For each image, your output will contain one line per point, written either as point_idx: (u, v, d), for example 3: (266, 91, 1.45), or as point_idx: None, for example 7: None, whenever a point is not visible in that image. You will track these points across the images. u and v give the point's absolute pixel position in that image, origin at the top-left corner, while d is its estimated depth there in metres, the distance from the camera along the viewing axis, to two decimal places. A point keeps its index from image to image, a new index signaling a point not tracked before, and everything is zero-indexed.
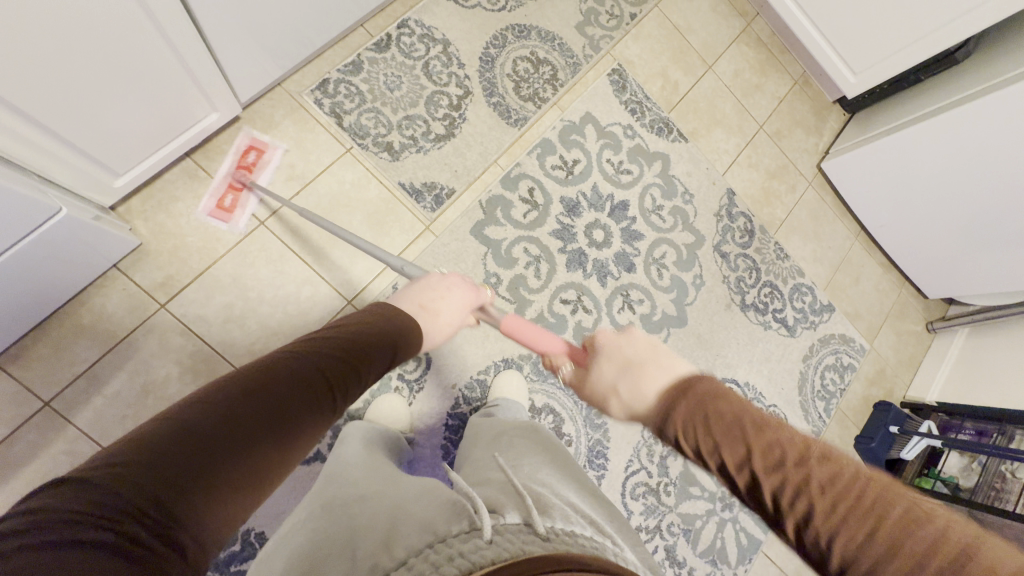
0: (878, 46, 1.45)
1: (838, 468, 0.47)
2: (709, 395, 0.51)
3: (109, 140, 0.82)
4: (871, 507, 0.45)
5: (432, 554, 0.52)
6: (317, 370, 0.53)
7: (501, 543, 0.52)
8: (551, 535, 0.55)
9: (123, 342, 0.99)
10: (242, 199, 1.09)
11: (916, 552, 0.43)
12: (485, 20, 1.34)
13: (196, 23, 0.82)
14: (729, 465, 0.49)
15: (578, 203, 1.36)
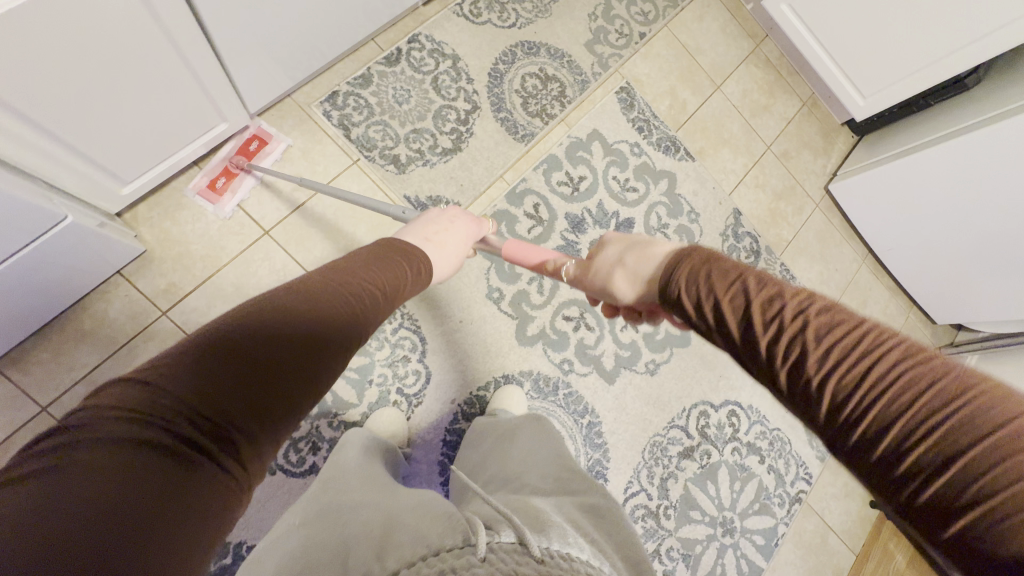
0: (888, 70, 1.45)
1: (851, 323, 0.41)
2: (709, 262, 0.51)
3: (118, 147, 0.82)
4: (881, 356, 0.38)
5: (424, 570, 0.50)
6: (322, 302, 0.50)
7: (495, 566, 0.49)
8: (546, 556, 0.52)
9: (122, 349, 0.99)
10: (235, 184, 1.08)
11: (931, 406, 0.35)
12: (496, 37, 1.35)
13: (208, 36, 0.83)
14: (724, 316, 0.46)
15: (583, 219, 1.35)
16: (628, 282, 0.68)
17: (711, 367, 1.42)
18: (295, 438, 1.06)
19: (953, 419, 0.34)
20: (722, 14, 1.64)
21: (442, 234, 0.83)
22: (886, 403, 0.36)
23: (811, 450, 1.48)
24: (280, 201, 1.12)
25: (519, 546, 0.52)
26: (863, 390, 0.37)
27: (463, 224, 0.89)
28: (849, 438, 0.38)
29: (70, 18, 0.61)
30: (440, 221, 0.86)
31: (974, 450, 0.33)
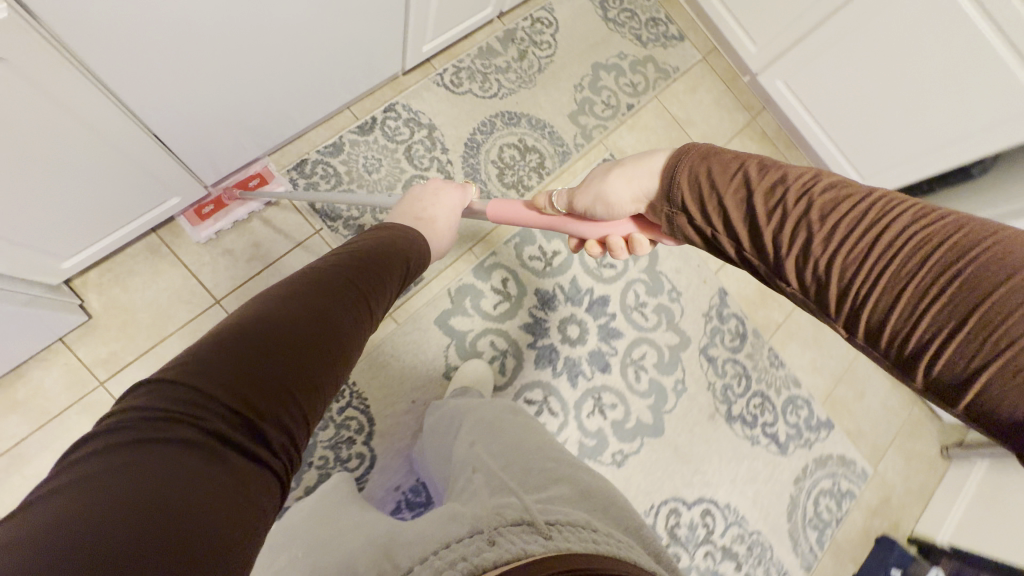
0: (888, 156, 1.38)
1: (844, 195, 0.51)
2: (714, 154, 0.61)
3: (50, 229, 0.82)
4: (869, 222, 0.47)
5: (436, 559, 0.53)
6: (351, 260, 0.54)
7: (502, 548, 0.52)
8: (551, 531, 0.54)
9: (54, 420, 0.97)
10: (220, 213, 1.09)
11: (915, 253, 0.44)
12: (475, 106, 1.34)
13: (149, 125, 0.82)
14: (733, 210, 0.57)
15: (554, 296, 1.30)
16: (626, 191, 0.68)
17: (685, 460, 1.32)
18: None
19: (936, 258, 0.43)
20: (716, 85, 1.60)
21: (431, 208, 0.82)
22: (880, 271, 0.45)
23: (795, 558, 1.35)
24: (235, 270, 1.10)
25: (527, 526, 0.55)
26: (851, 243, 0.47)
27: (445, 196, 0.85)
28: (846, 300, 0.47)
29: None
30: (422, 200, 0.82)
31: (951, 291, 0.41)
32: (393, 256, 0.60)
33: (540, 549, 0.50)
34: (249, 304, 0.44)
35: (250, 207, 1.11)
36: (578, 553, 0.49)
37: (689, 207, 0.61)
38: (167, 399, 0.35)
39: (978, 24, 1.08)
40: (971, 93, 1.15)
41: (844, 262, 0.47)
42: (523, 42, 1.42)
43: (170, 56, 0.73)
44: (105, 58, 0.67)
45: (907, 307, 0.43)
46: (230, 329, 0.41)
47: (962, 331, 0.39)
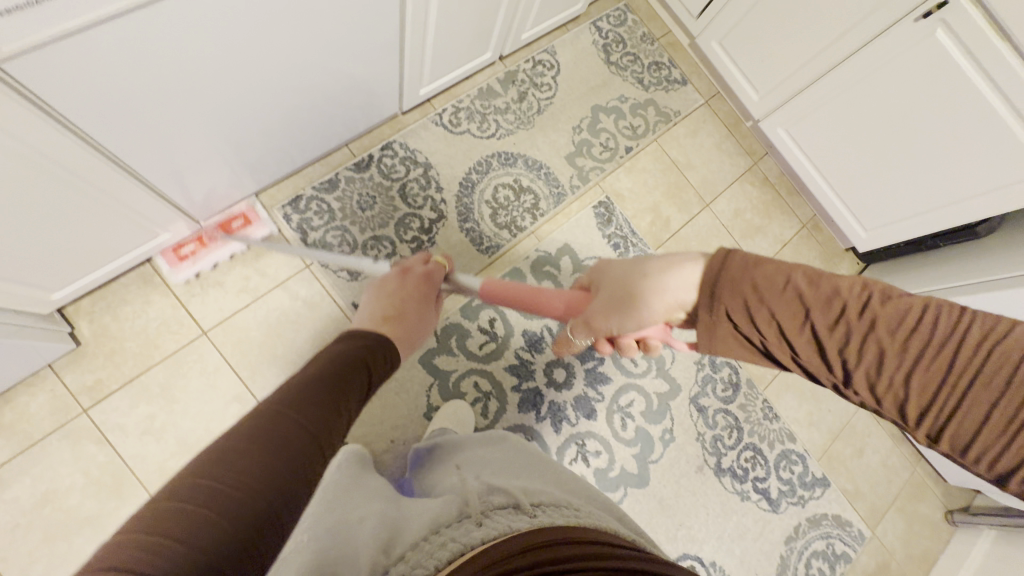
0: (890, 209, 1.36)
1: (888, 305, 0.51)
2: (750, 263, 0.57)
3: (39, 265, 0.85)
4: (919, 336, 0.49)
5: (426, 544, 0.55)
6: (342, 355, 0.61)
7: (490, 525, 0.56)
8: (536, 511, 0.60)
9: (37, 445, 0.99)
10: (200, 253, 1.09)
11: (969, 367, 0.46)
12: (472, 147, 1.36)
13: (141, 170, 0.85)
14: (791, 329, 0.54)
15: (542, 338, 1.29)
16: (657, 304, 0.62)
17: (670, 513, 1.28)
18: None
19: (989, 372, 0.46)
20: (718, 130, 1.60)
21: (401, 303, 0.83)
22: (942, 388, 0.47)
23: None
24: (223, 302, 1.12)
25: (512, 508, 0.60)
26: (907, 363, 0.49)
27: (409, 287, 0.87)
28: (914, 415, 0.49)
29: None
30: (388, 295, 0.85)
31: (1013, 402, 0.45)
32: (363, 355, 0.64)
33: (528, 524, 0.55)
34: (240, 420, 0.47)
35: (230, 249, 1.11)
36: (570, 525, 0.56)
37: (742, 324, 0.56)
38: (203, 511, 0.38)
39: (982, 87, 1.04)
40: (972, 155, 1.13)
41: (899, 371, 0.49)
42: (524, 83, 1.44)
43: (159, 110, 0.76)
44: (91, 113, 0.68)
45: (969, 422, 0.46)
46: (250, 435, 0.44)
47: (1004, 434, 0.45)
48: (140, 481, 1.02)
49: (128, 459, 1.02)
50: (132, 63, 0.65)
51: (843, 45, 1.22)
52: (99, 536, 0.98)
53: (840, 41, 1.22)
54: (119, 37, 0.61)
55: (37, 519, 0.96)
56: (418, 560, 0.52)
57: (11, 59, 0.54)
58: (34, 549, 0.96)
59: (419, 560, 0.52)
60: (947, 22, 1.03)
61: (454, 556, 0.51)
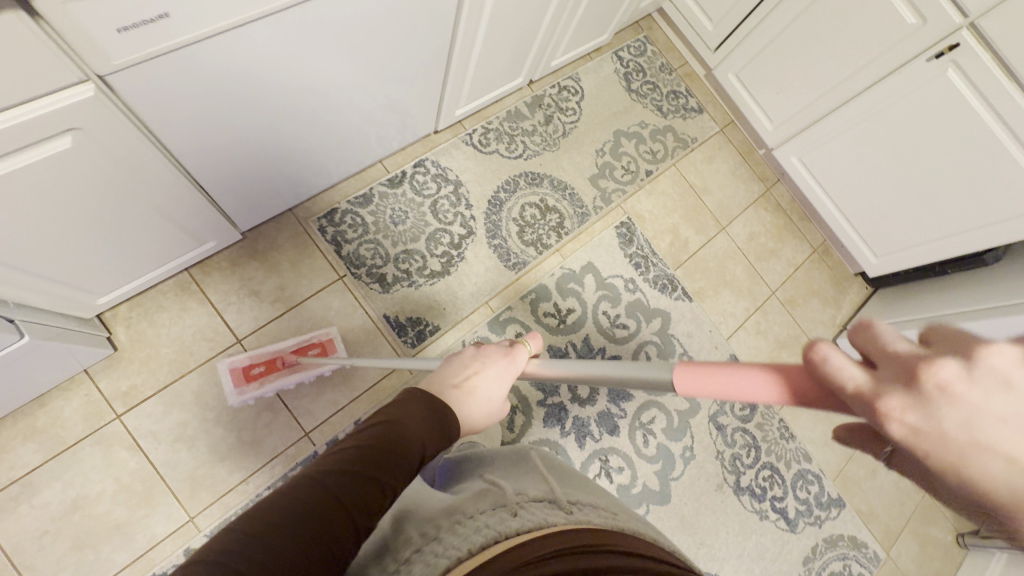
0: (902, 236, 1.41)
1: None
2: None
3: (93, 272, 0.87)
4: None
5: (460, 528, 0.48)
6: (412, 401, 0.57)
7: (528, 516, 0.47)
8: (573, 507, 0.51)
9: (69, 449, 0.99)
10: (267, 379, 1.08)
11: None
12: (500, 166, 1.40)
13: (202, 186, 0.88)
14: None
15: (567, 353, 1.31)
16: (945, 452, 0.22)
17: (691, 531, 1.29)
18: None
19: None
20: (732, 156, 1.66)
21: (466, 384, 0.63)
22: None
23: None
24: (258, 312, 1.14)
25: (546, 502, 0.51)
26: None
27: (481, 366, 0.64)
28: None
29: (48, 192, 0.65)
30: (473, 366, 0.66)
31: None
32: (424, 413, 0.55)
33: (566, 519, 0.47)
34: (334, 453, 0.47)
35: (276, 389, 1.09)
36: (610, 528, 0.47)
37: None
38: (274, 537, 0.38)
39: (990, 124, 1.11)
40: (981, 186, 1.19)
41: None
42: (550, 107, 1.50)
43: (224, 126, 0.78)
44: (168, 127, 0.71)
45: None
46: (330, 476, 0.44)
47: None
48: (170, 488, 1.02)
49: (159, 465, 1.02)
50: (207, 83, 0.68)
51: (858, 80, 1.28)
52: (126, 545, 0.97)
53: (854, 77, 1.29)
54: (210, 53, 0.64)
55: (65, 526, 0.96)
56: (453, 542, 0.45)
57: (118, 71, 0.57)
58: (62, 557, 0.94)
59: (451, 545, 0.45)
60: (959, 62, 1.10)
61: (484, 543, 0.43)
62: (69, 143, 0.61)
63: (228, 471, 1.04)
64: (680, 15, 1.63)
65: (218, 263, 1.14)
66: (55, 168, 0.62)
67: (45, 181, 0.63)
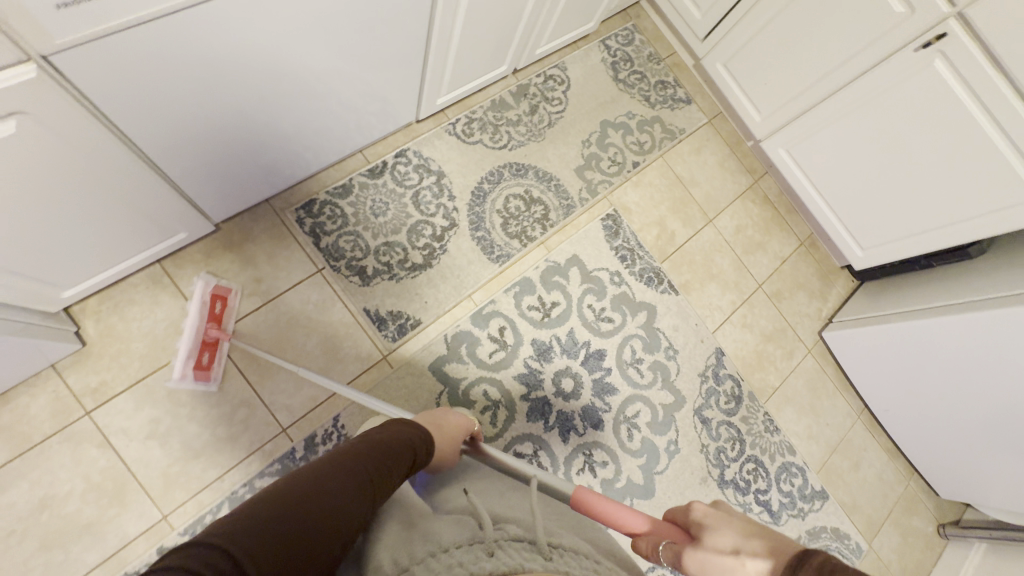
0: (888, 230, 1.41)
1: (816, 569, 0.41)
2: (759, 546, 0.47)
3: (56, 263, 0.83)
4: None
5: (432, 564, 0.46)
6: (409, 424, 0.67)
7: (501, 560, 0.45)
8: (553, 553, 0.49)
9: (35, 447, 0.96)
10: (201, 311, 1.03)
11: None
12: (484, 157, 1.38)
13: (169, 174, 0.85)
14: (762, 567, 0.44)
15: (551, 347, 1.30)
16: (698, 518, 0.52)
17: None
18: None
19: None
20: (720, 148, 1.65)
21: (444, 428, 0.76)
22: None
23: None
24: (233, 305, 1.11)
25: (527, 544, 0.49)
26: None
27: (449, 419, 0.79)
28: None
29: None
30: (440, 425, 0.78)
31: None
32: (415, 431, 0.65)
33: (542, 568, 0.45)
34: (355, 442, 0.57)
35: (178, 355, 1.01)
36: None
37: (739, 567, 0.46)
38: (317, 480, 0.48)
39: (976, 115, 1.09)
40: (967, 179, 1.18)
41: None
42: (536, 97, 1.47)
43: (189, 112, 0.75)
44: (127, 110, 0.67)
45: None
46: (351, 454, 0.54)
47: None
48: (142, 486, 0.99)
49: (131, 463, 1.00)
50: (166, 66, 0.65)
51: (847, 69, 1.26)
52: (97, 544, 0.95)
53: (840, 67, 1.28)
54: (165, 33, 0.61)
55: (32, 525, 0.93)
56: None
57: (60, 51, 0.54)
58: (29, 558, 0.92)
59: None
60: (945, 52, 1.09)
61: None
62: (13, 129, 0.58)
63: (202, 467, 1.02)
64: (668, 4, 1.61)
65: (192, 255, 1.11)
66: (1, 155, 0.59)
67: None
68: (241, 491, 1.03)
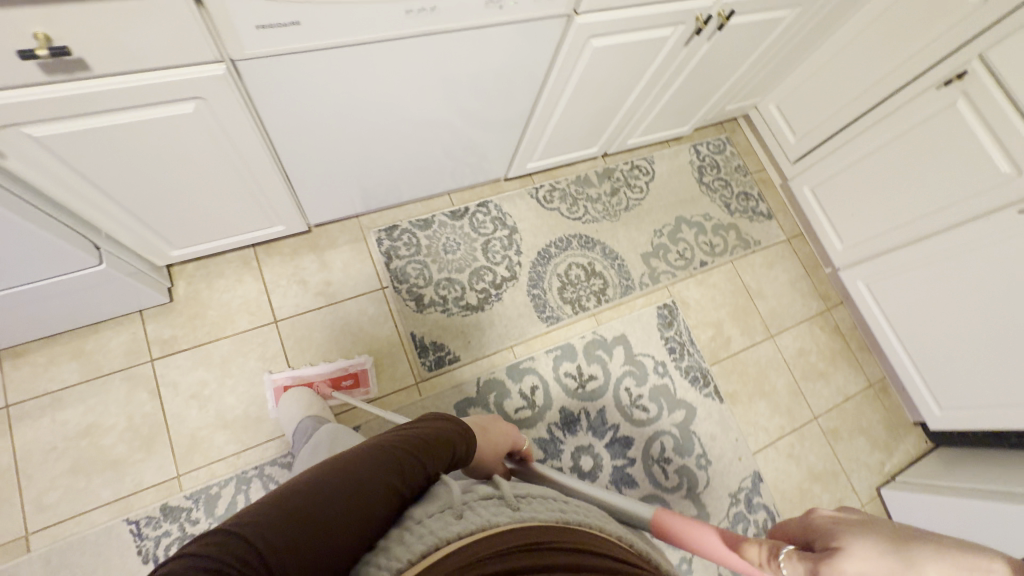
0: (973, 396, 1.28)
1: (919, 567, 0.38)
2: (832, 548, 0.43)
3: (177, 224, 0.97)
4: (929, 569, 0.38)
5: (447, 509, 0.47)
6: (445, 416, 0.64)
7: (514, 508, 0.47)
8: (566, 505, 0.52)
9: (101, 378, 1.07)
10: (335, 373, 1.16)
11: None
12: (557, 224, 1.46)
13: (289, 175, 0.99)
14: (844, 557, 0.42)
15: (578, 420, 1.27)
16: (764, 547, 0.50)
17: None
18: (185, 533, 1.01)
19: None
20: (795, 268, 1.62)
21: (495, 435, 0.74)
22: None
23: None
24: (301, 299, 1.22)
25: (541, 498, 0.51)
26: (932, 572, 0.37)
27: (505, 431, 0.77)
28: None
29: (163, 144, 0.76)
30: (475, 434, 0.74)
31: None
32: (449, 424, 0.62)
33: (508, 521, 0.45)
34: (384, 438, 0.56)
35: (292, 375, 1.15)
36: (591, 532, 0.47)
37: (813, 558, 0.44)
38: (336, 473, 0.48)
39: None
40: None
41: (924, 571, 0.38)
42: (619, 181, 1.56)
43: (322, 129, 0.89)
44: (278, 115, 0.81)
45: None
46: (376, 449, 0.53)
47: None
48: (171, 441, 1.06)
49: (169, 416, 1.08)
50: (318, 87, 0.79)
51: (941, 217, 1.23)
52: (115, 482, 1.02)
53: (935, 214, 1.25)
54: (324, 63, 0.74)
55: (73, 447, 1.02)
56: (436, 523, 0.44)
57: (246, 59, 0.68)
58: (59, 475, 1.00)
59: (432, 525, 0.44)
60: None
61: (425, 552, 0.40)
62: (191, 108, 0.71)
63: (226, 439, 1.08)
64: (764, 124, 1.68)
65: (281, 249, 1.25)
66: (174, 128, 0.73)
67: (164, 136, 0.74)
68: (250, 473, 1.07)
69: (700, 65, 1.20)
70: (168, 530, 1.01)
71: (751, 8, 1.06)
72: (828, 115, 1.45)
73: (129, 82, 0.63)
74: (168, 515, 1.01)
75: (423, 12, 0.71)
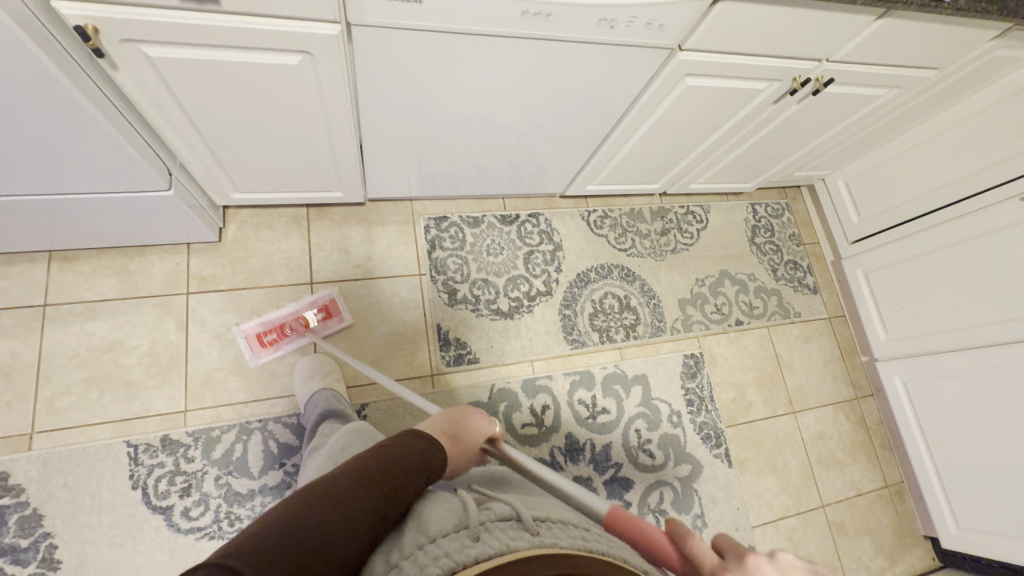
0: (995, 522, 1.21)
1: None
2: None
3: (245, 169, 0.99)
4: None
5: (463, 535, 0.45)
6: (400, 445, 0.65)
7: (534, 534, 0.45)
8: (587, 533, 0.48)
9: (136, 299, 1.09)
10: (305, 309, 1.15)
11: None
12: (602, 251, 1.45)
13: (362, 145, 1.01)
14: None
15: (582, 449, 1.24)
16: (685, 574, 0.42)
17: None
18: (176, 469, 1.01)
19: None
20: (830, 348, 1.58)
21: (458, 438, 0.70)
22: None
23: None
24: (340, 268, 1.23)
25: (561, 525, 0.49)
26: None
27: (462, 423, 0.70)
28: None
29: (257, 89, 0.77)
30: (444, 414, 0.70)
31: None
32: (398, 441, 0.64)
33: (527, 547, 0.42)
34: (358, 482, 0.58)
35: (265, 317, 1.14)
36: (615, 560, 0.44)
37: None
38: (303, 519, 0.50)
39: None
40: None
41: None
42: (671, 223, 1.55)
43: (405, 109, 0.90)
44: (373, 84, 0.82)
45: None
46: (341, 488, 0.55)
47: None
48: (186, 374, 1.07)
49: (190, 350, 1.09)
50: (415, 66, 0.80)
51: (998, 330, 1.18)
52: (125, 403, 1.03)
53: (992, 326, 1.20)
54: (429, 44, 0.75)
55: (94, 358, 1.04)
56: (450, 548, 0.43)
57: (362, 25, 0.69)
58: (75, 383, 1.02)
59: (446, 551, 0.42)
60: None
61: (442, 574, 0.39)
62: (297, 61, 0.73)
63: (238, 386, 1.09)
64: (829, 199, 1.65)
65: (332, 215, 1.26)
66: (275, 76, 0.75)
67: (261, 81, 0.76)
68: (253, 425, 1.07)
69: (783, 125, 1.19)
70: (162, 461, 1.01)
71: (849, 80, 1.05)
72: (898, 203, 1.42)
73: (247, 24, 0.65)
74: (166, 446, 1.02)
75: (538, 15, 0.73)
